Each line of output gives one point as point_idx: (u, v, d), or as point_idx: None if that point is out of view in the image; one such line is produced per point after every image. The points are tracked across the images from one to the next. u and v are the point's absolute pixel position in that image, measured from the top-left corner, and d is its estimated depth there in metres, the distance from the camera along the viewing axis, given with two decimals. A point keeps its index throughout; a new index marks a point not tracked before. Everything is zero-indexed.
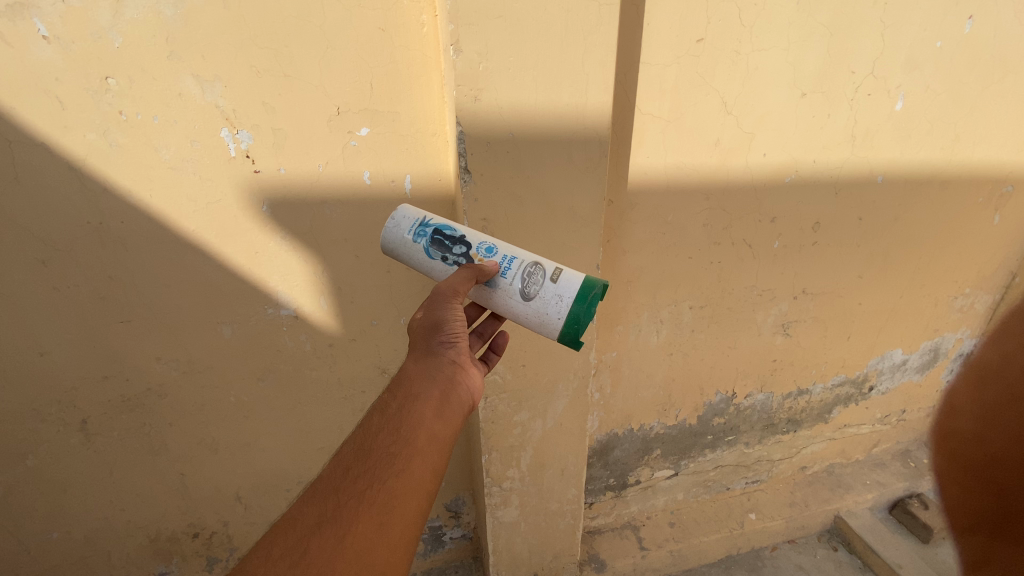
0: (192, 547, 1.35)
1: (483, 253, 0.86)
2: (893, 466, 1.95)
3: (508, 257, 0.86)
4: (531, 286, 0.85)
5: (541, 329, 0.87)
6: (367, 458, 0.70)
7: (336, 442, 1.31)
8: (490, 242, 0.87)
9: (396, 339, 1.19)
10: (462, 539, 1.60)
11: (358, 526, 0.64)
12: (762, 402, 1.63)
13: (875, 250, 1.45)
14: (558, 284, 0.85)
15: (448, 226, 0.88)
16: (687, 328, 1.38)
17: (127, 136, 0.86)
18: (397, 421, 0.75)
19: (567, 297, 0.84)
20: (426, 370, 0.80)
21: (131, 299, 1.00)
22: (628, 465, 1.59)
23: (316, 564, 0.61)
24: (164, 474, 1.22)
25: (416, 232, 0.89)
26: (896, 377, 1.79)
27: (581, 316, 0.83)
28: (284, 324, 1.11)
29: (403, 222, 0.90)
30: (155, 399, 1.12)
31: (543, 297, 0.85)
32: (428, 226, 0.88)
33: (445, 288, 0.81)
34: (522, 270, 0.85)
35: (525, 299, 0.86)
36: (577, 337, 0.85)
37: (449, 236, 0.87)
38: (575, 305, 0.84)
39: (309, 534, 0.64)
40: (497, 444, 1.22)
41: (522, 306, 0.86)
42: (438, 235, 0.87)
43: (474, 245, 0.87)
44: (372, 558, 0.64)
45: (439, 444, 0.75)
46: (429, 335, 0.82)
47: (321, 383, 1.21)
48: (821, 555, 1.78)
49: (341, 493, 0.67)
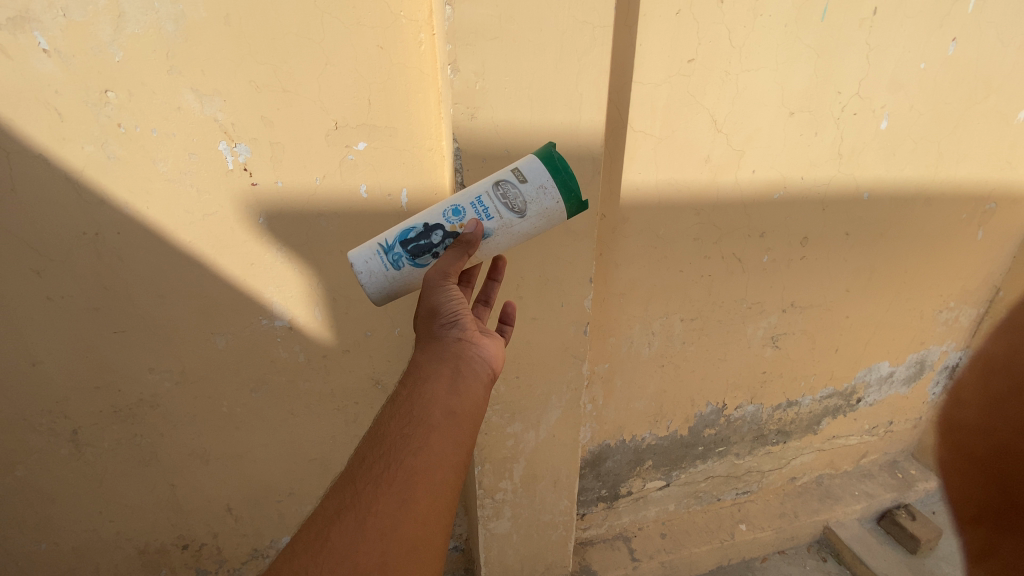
0: (181, 558, 1.34)
1: (457, 220, 0.86)
2: (881, 477, 1.97)
3: (475, 203, 0.86)
4: (515, 202, 0.85)
5: (551, 224, 0.88)
6: (381, 443, 0.70)
7: (328, 453, 1.30)
8: (450, 207, 0.87)
9: (390, 350, 1.20)
10: (454, 551, 1.59)
11: (379, 506, 0.64)
12: (752, 413, 1.65)
13: (862, 264, 1.48)
14: (527, 176, 0.84)
15: (411, 229, 0.88)
16: (678, 340, 1.40)
17: (126, 148, 0.87)
18: (410, 403, 0.74)
19: (543, 180, 0.84)
20: (434, 353, 0.80)
21: (126, 310, 1.00)
22: (619, 476, 1.60)
23: (338, 549, 0.61)
24: (155, 485, 1.21)
25: (393, 260, 0.88)
26: (883, 388, 1.82)
27: (569, 183, 0.84)
28: (278, 335, 1.11)
29: (374, 266, 0.88)
30: (147, 409, 1.11)
31: (531, 197, 0.84)
32: (395, 246, 0.88)
33: (435, 273, 0.85)
34: (495, 197, 0.85)
35: (519, 213, 0.85)
36: (579, 198, 0.87)
37: (421, 236, 0.88)
38: (556, 178, 0.84)
39: (329, 523, 0.63)
40: (489, 455, 1.22)
41: (523, 220, 0.86)
42: (413, 246, 0.88)
43: (443, 221, 0.87)
44: (398, 535, 0.63)
45: (457, 418, 0.74)
46: (430, 321, 0.83)
47: (315, 395, 1.21)
48: (810, 567, 1.79)
49: (358, 480, 0.66)
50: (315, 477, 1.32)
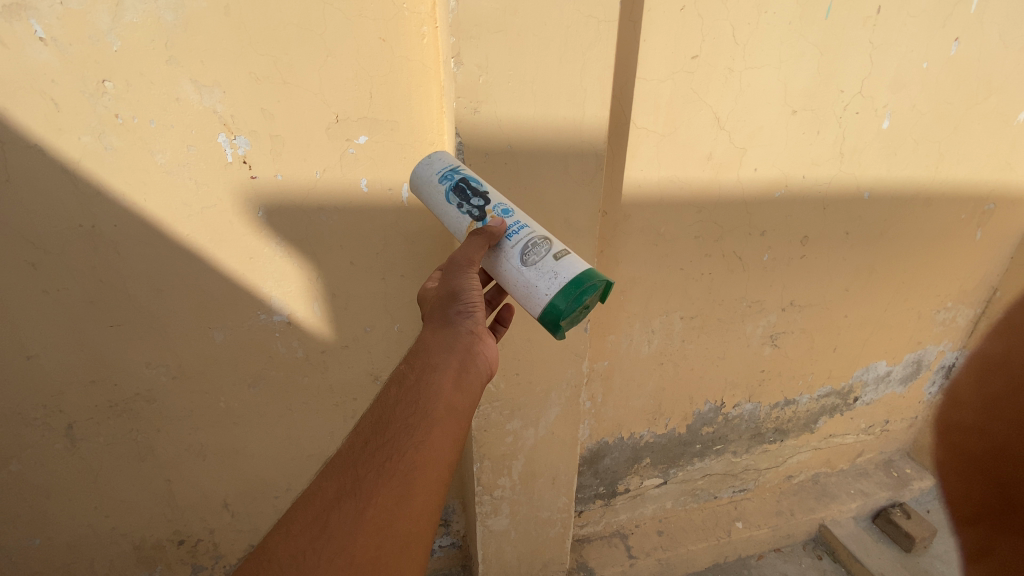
0: (177, 554, 1.33)
1: (498, 212, 0.84)
2: (876, 476, 1.98)
3: (521, 223, 0.85)
4: (531, 254, 0.83)
5: (528, 302, 0.85)
6: (385, 430, 0.69)
7: (326, 449, 1.30)
8: (509, 206, 0.86)
9: (389, 346, 1.19)
10: (451, 548, 1.59)
11: (380, 498, 0.63)
12: (750, 412, 1.65)
13: (862, 263, 1.48)
14: (559, 262, 0.83)
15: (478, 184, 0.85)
16: (677, 338, 1.39)
17: (123, 140, 0.86)
18: (417, 392, 0.74)
19: (562, 277, 0.81)
20: (444, 342, 0.80)
21: (123, 303, 0.99)
22: (617, 473, 1.60)
23: (336, 537, 0.60)
24: (151, 480, 1.20)
25: (445, 181, 0.86)
26: (880, 388, 1.82)
27: (568, 299, 0.80)
28: (277, 330, 1.10)
29: (432, 170, 0.88)
30: (144, 404, 1.10)
31: (540, 270, 0.82)
32: (456, 178, 0.85)
33: (462, 256, 0.81)
34: (527, 239, 0.84)
35: (519, 268, 0.84)
36: (557, 322, 0.82)
37: (474, 192, 0.84)
38: (565, 289, 0.81)
39: (328, 508, 0.62)
40: (488, 452, 1.22)
41: (516, 273, 0.84)
42: (464, 189, 0.84)
43: (492, 203, 0.85)
44: (395, 529, 0.63)
45: (458, 415, 0.75)
46: (446, 305, 0.82)
47: (313, 390, 1.20)
48: (806, 564, 1.79)
49: (360, 466, 0.66)
50: (312, 473, 1.32)
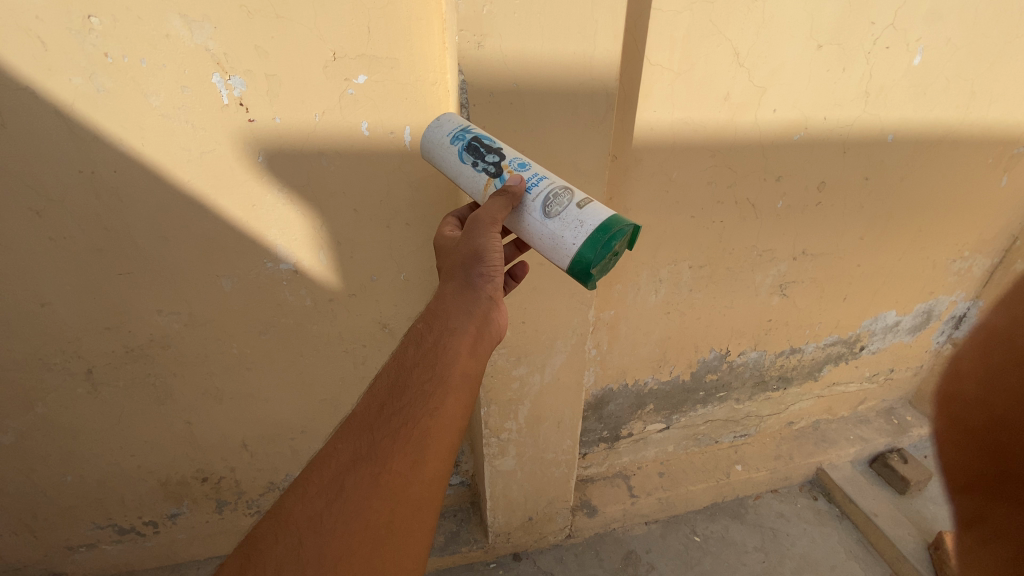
0: (201, 491, 1.38)
1: (515, 166, 0.83)
2: (876, 422, 2.00)
3: (540, 175, 0.84)
4: (554, 206, 0.81)
5: (553, 255, 0.83)
6: (401, 395, 0.72)
7: (338, 393, 1.33)
8: (522, 158, 0.85)
9: (396, 294, 1.19)
10: (461, 486, 1.66)
11: (393, 464, 0.66)
12: (755, 360, 1.66)
13: (879, 210, 1.44)
14: (584, 210, 0.81)
15: (491, 139, 0.84)
16: (685, 288, 1.38)
17: (114, 80, 0.82)
18: (432, 358, 0.75)
19: (586, 223, 0.79)
20: (465, 306, 0.79)
21: (130, 250, 0.99)
22: (621, 418, 1.64)
23: (351, 501, 0.64)
24: (171, 422, 1.24)
25: (456, 138, 0.85)
26: (887, 337, 1.82)
27: (597, 246, 0.78)
28: (284, 278, 1.10)
29: (447, 128, 0.86)
30: (158, 350, 1.13)
31: (564, 221, 0.81)
32: (466, 132, 0.84)
33: (484, 218, 0.80)
34: (543, 186, 0.83)
35: (546, 216, 0.82)
36: (585, 270, 0.80)
37: (489, 145, 0.83)
38: (592, 232, 0.78)
39: (344, 472, 0.66)
40: (495, 398, 1.25)
41: (539, 220, 0.82)
42: (478, 142, 0.83)
43: (507, 157, 0.83)
44: (408, 494, 0.66)
45: (471, 381, 0.77)
46: (469, 266, 0.80)
47: (322, 337, 1.22)
48: (801, 504, 1.83)
49: (375, 431, 0.69)
50: (326, 416, 1.35)
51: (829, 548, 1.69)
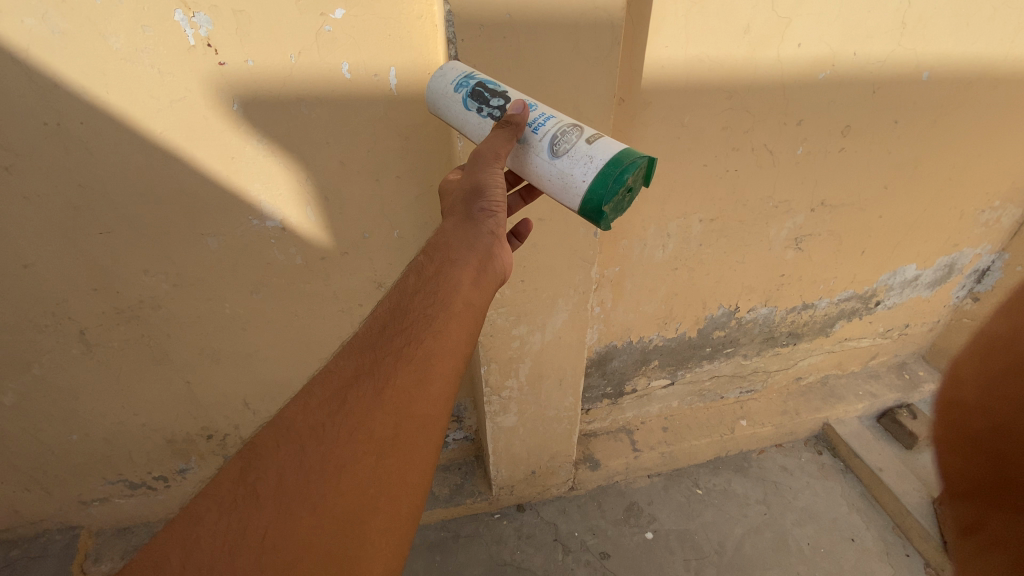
0: (207, 447, 1.40)
1: (520, 108, 0.77)
2: (887, 378, 1.97)
3: (547, 114, 0.77)
4: (562, 143, 0.75)
5: (563, 197, 0.76)
6: (404, 318, 0.70)
7: (337, 353, 1.30)
8: (527, 99, 0.78)
9: (391, 252, 1.14)
10: (464, 441, 1.67)
11: (397, 381, 0.64)
12: (765, 316, 1.61)
13: (906, 158, 1.34)
14: (593, 145, 0.74)
15: (495, 82, 0.77)
16: (695, 242, 1.32)
17: (67, 20, 0.75)
18: (435, 284, 0.72)
19: (597, 158, 0.72)
20: (467, 238, 0.75)
21: (109, 208, 0.94)
22: (625, 375, 1.61)
23: (354, 414, 0.62)
24: (170, 382, 1.23)
25: (457, 86, 0.77)
26: (905, 291, 1.75)
27: (610, 179, 0.71)
28: (272, 236, 1.05)
29: (445, 78, 0.79)
30: (150, 311, 1.10)
31: (573, 157, 0.74)
32: (467, 77, 0.77)
33: (488, 147, 0.73)
34: (549, 123, 0.76)
35: (554, 155, 0.75)
36: (600, 208, 0.72)
37: (494, 88, 0.76)
38: (604, 166, 0.71)
39: (347, 387, 0.64)
40: (495, 356, 1.22)
41: (547, 160, 0.75)
42: (483, 86, 0.76)
43: (512, 98, 0.77)
44: (411, 411, 0.63)
45: (474, 311, 0.74)
46: (469, 201, 0.74)
47: (316, 297, 1.18)
48: (805, 458, 1.82)
49: (378, 350, 0.67)
50: None
51: (831, 501, 1.70)
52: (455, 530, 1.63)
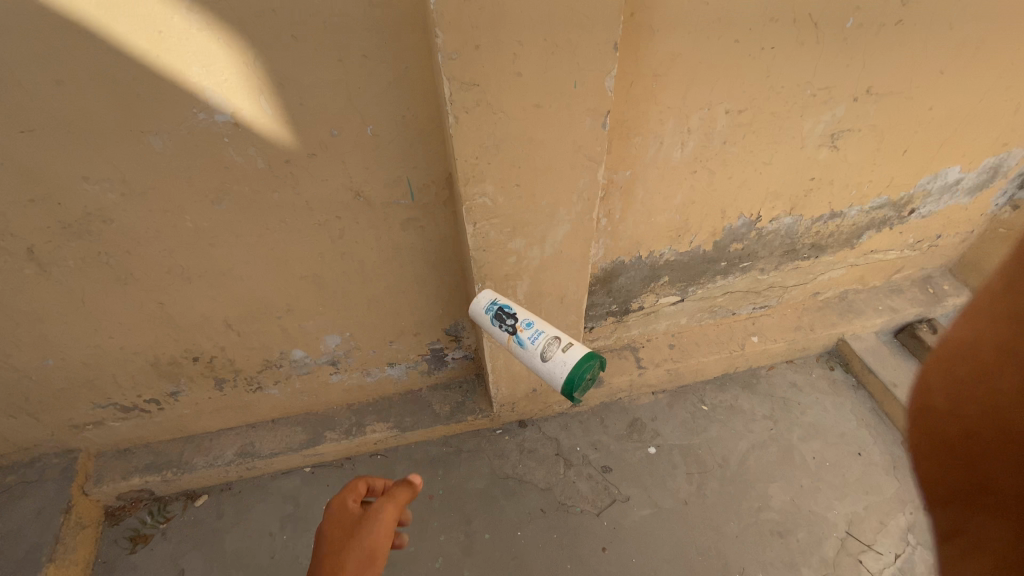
0: (195, 370, 1.34)
1: (523, 326, 1.02)
2: (910, 292, 1.86)
3: (540, 331, 1.00)
4: (547, 350, 0.97)
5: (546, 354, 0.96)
6: None
7: (320, 272, 1.17)
8: (530, 319, 1.03)
9: (367, 153, 0.97)
10: (464, 360, 1.60)
11: None
12: (788, 227, 1.47)
13: (972, 33, 1.13)
14: (567, 352, 0.96)
15: (512, 308, 1.06)
16: (718, 140, 1.15)
17: None
18: None
19: (569, 363, 0.94)
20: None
21: (23, 99, 0.80)
22: (633, 292, 1.50)
23: None
24: (142, 304, 1.14)
25: (485, 310, 1.07)
26: (942, 199, 1.59)
27: (577, 378, 0.93)
28: (224, 134, 0.90)
29: (478, 302, 1.09)
30: (101, 225, 0.98)
31: (554, 362, 0.96)
32: (493, 305, 1.07)
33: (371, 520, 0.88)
34: (540, 334, 0.99)
35: (541, 358, 0.98)
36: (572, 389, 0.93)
37: (510, 317, 1.04)
38: (574, 368, 0.93)
39: None
40: (490, 274, 1.09)
41: (535, 364, 0.99)
42: (502, 311, 1.05)
43: (520, 319, 1.03)
44: None
45: None
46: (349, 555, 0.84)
47: (287, 209, 1.03)
48: (816, 374, 1.77)
49: None
50: (308, 296, 1.22)
51: (840, 416, 1.66)
52: (456, 445, 1.62)
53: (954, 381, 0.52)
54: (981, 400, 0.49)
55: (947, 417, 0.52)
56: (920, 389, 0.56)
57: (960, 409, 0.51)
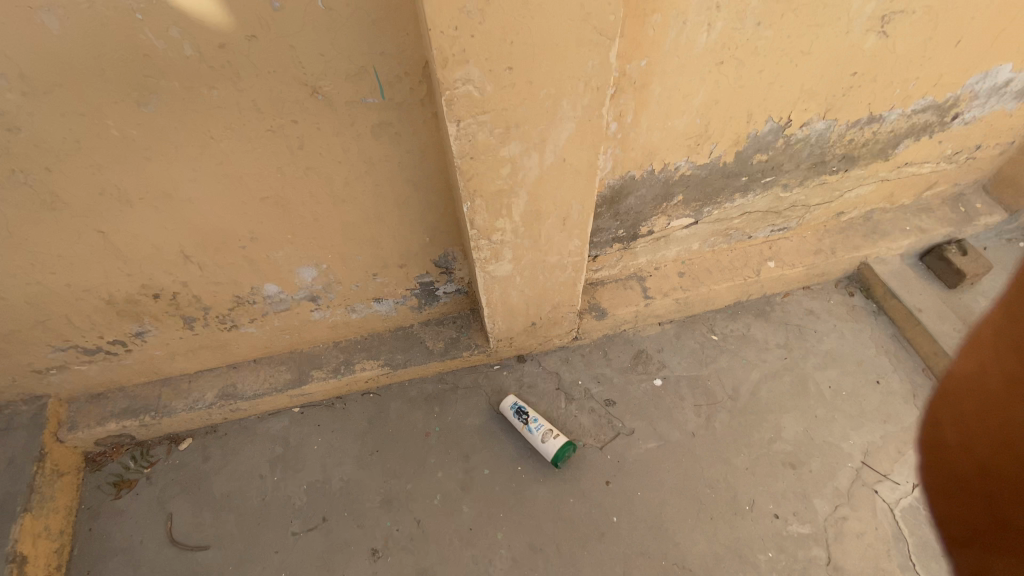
0: (158, 308, 1.21)
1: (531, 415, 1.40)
2: (941, 211, 1.70)
3: None
4: None
5: None
6: None
7: (284, 193, 1.01)
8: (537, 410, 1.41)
9: (321, 36, 0.79)
10: (457, 294, 1.46)
11: None
12: (820, 134, 1.29)
13: None
14: None
15: (528, 407, 1.43)
16: (750, 20, 0.95)
17: None
18: None
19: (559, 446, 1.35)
20: None
21: None
22: (642, 214, 1.35)
23: None
24: (80, 234, 1.00)
25: (508, 406, 1.44)
26: (993, 100, 1.40)
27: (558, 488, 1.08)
28: (136, 9, 0.71)
29: (503, 400, 1.45)
30: (6, 135, 0.81)
31: (548, 444, 1.36)
32: (514, 402, 1.44)
33: None
34: (544, 425, 1.39)
35: (541, 440, 1.37)
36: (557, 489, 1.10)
37: (526, 413, 1.41)
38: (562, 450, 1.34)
39: None
40: (480, 189, 0.94)
41: (537, 445, 1.38)
42: (521, 409, 1.42)
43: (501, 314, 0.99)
44: None
45: None
46: None
47: (232, 112, 0.86)
48: (835, 301, 1.66)
49: None
50: (274, 222, 1.07)
51: (858, 343, 1.57)
52: (453, 382, 1.53)
53: (964, 413, 0.43)
54: (995, 433, 0.40)
55: (959, 451, 0.43)
56: (932, 419, 0.46)
57: (972, 443, 0.42)
